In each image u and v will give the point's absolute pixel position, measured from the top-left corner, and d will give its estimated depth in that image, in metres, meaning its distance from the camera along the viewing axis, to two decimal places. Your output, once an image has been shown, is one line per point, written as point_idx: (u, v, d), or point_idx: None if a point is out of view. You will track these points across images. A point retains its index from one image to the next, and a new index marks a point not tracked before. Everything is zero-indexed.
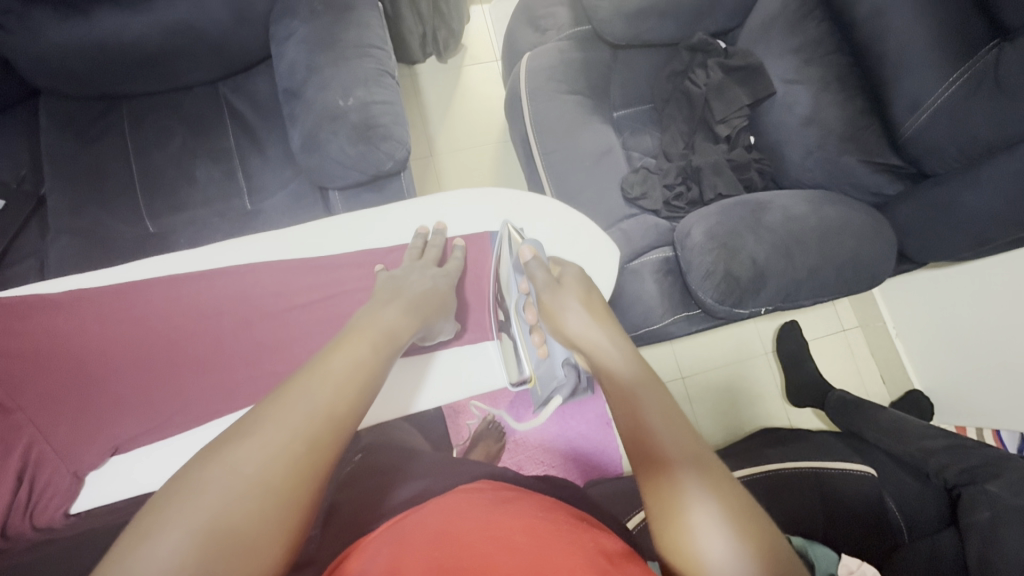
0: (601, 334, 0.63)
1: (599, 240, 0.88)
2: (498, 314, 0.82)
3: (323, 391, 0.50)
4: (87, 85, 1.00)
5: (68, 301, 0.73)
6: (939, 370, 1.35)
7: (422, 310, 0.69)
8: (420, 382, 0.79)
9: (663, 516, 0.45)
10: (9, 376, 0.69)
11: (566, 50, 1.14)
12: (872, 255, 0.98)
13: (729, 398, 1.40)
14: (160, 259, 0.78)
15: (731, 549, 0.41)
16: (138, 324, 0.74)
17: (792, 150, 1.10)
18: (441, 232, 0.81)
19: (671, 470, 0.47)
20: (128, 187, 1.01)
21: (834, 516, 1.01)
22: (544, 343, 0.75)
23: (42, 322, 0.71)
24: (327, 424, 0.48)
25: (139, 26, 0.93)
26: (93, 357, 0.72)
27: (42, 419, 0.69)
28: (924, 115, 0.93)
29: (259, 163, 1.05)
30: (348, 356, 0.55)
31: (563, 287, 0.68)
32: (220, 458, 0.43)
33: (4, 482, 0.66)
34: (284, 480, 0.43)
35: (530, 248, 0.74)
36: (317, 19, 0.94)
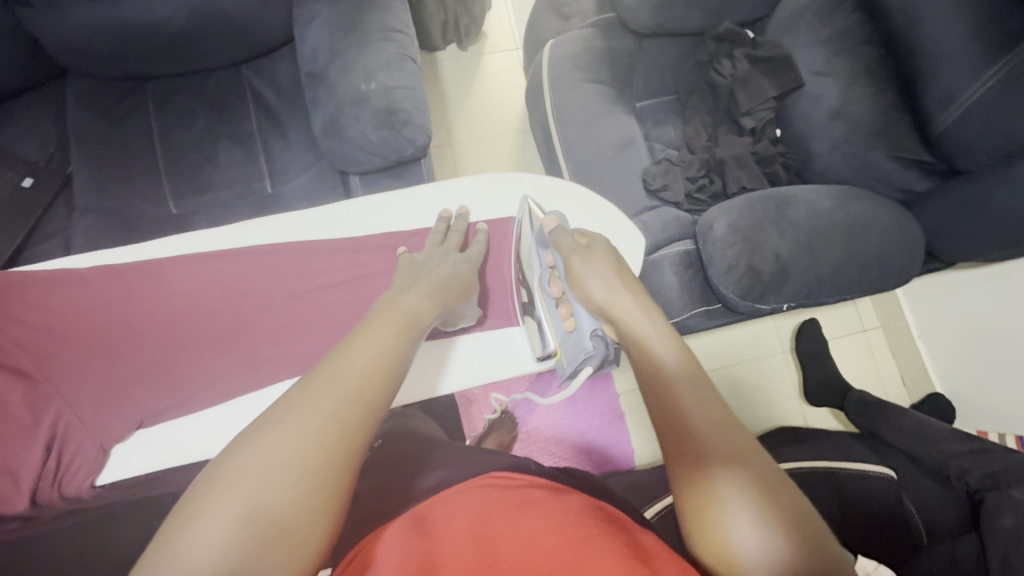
0: (629, 300, 0.66)
1: (625, 228, 0.86)
2: (522, 295, 0.83)
3: (349, 376, 0.50)
4: (112, 66, 1.01)
5: (95, 276, 0.74)
6: (962, 373, 1.32)
7: (444, 294, 0.69)
8: (444, 366, 0.79)
9: (700, 509, 0.46)
10: (38, 346, 0.71)
11: (589, 38, 1.12)
12: (900, 252, 0.96)
13: (745, 395, 1.39)
14: (179, 238, 0.78)
15: (768, 543, 0.42)
16: (164, 301, 0.75)
17: (819, 144, 1.07)
18: (464, 216, 0.81)
19: (710, 463, 0.47)
20: (154, 169, 1.02)
21: (851, 519, 0.99)
22: (570, 316, 0.76)
23: (70, 295, 0.73)
24: (358, 408, 0.48)
25: (165, 6, 0.93)
26: (117, 332, 0.74)
27: (68, 390, 0.71)
28: (957, 111, 0.89)
29: (282, 147, 1.05)
30: (374, 340, 0.55)
31: (592, 253, 0.71)
32: (255, 446, 0.43)
33: (33, 450, 0.68)
34: (321, 468, 0.43)
35: (553, 220, 0.77)
36: (339, 2, 0.93)
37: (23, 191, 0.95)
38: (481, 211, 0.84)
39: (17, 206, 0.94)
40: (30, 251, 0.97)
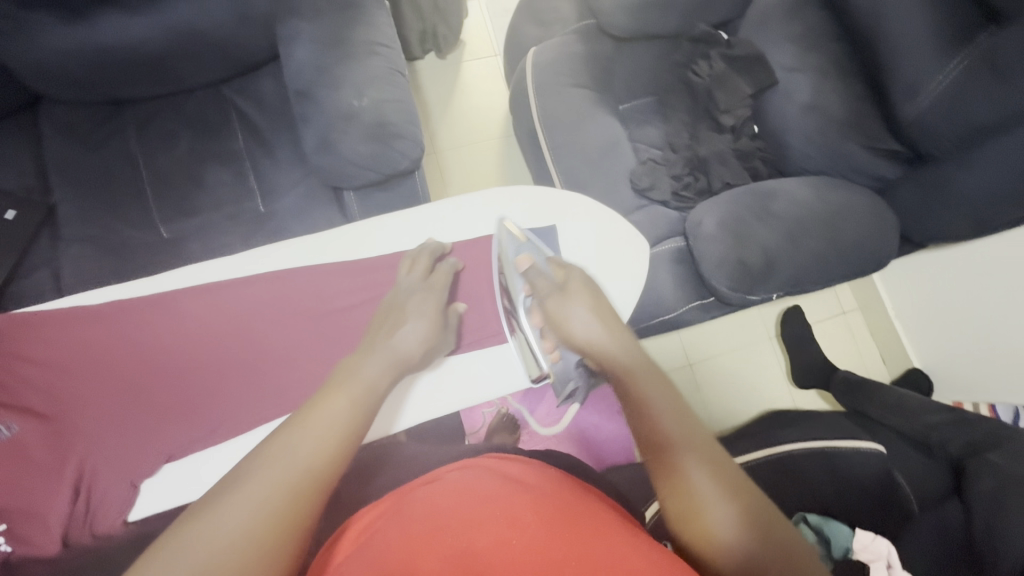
0: (608, 342, 0.66)
1: (627, 233, 0.88)
2: (506, 304, 0.81)
3: (301, 444, 0.51)
4: (90, 90, 0.98)
5: (111, 311, 0.73)
6: (937, 348, 1.39)
7: (413, 341, 0.69)
8: (440, 391, 0.82)
9: (672, 496, 0.52)
10: (56, 387, 0.69)
11: (570, 44, 1.15)
12: (877, 238, 1.01)
13: (736, 382, 1.43)
14: (189, 267, 0.78)
15: (732, 522, 0.48)
16: (183, 331, 0.75)
17: (794, 136, 1.10)
18: (432, 246, 0.79)
19: (677, 458, 0.53)
20: (140, 194, 1.00)
21: (845, 493, 1.04)
22: (555, 349, 0.76)
23: (85, 332, 0.72)
24: (310, 475, 0.49)
25: (143, 29, 0.91)
26: (132, 367, 0.73)
27: (93, 429, 0.69)
28: (924, 100, 0.95)
29: (271, 165, 1.04)
30: (332, 407, 0.56)
31: (567, 292, 0.71)
32: (200, 520, 0.44)
33: (61, 493, 0.66)
34: (275, 536, 0.45)
35: (526, 257, 0.76)
36: (324, 19, 0.93)
37: (5, 225, 0.92)
38: (483, 223, 0.85)
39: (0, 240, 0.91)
40: (16, 285, 0.94)
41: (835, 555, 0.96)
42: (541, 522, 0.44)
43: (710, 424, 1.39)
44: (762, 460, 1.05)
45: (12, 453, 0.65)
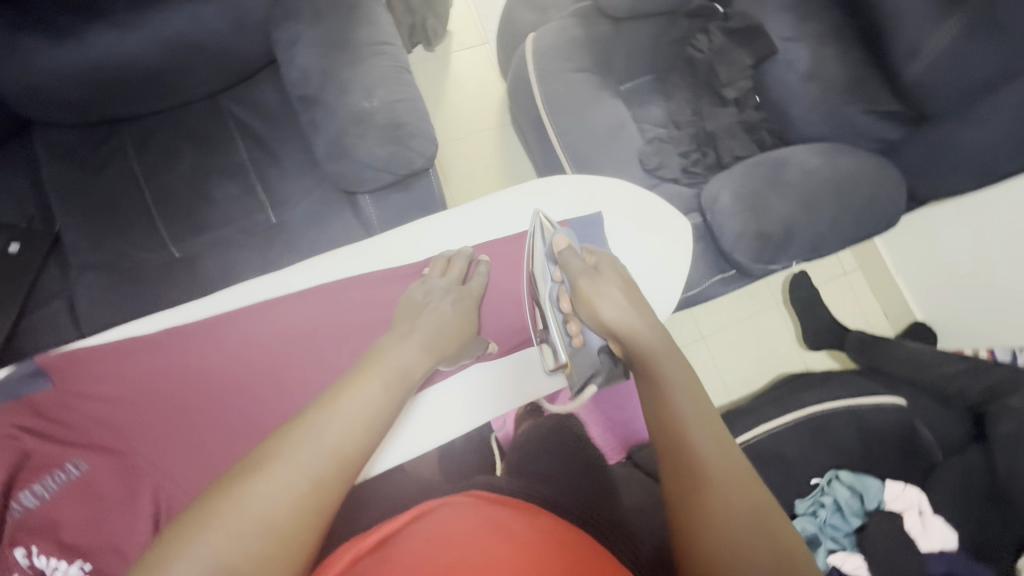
0: (638, 319, 0.66)
1: (668, 215, 0.86)
2: (537, 320, 0.79)
3: (331, 429, 0.50)
4: (84, 112, 0.94)
5: (164, 338, 0.69)
6: (939, 300, 1.43)
7: (445, 340, 0.67)
8: (444, 413, 0.78)
9: (690, 487, 0.52)
10: (115, 420, 0.64)
11: (569, 28, 1.13)
12: (885, 199, 1.04)
13: (751, 351, 1.46)
14: (205, 300, 0.73)
15: (747, 517, 0.49)
16: (239, 351, 0.71)
17: (797, 106, 1.12)
18: (462, 249, 0.77)
19: (695, 451, 0.54)
20: (146, 214, 0.97)
21: (871, 447, 1.09)
22: (579, 333, 0.74)
23: (139, 361, 0.67)
24: (335, 465, 0.48)
25: (137, 43, 0.88)
26: (194, 391, 0.68)
27: (160, 457, 0.65)
28: (925, 60, 0.97)
29: (278, 174, 1.02)
30: (364, 395, 0.54)
31: (600, 274, 0.70)
32: (231, 496, 0.43)
33: (139, 526, 0.60)
34: (296, 527, 0.44)
35: (563, 237, 0.75)
36: (323, 20, 0.91)
37: (11, 258, 0.89)
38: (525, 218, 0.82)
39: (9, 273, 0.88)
40: (29, 319, 0.91)
41: (867, 508, 1.02)
42: (546, 558, 0.45)
43: (728, 393, 1.42)
44: (791, 424, 1.09)
45: (82, 489, 0.59)
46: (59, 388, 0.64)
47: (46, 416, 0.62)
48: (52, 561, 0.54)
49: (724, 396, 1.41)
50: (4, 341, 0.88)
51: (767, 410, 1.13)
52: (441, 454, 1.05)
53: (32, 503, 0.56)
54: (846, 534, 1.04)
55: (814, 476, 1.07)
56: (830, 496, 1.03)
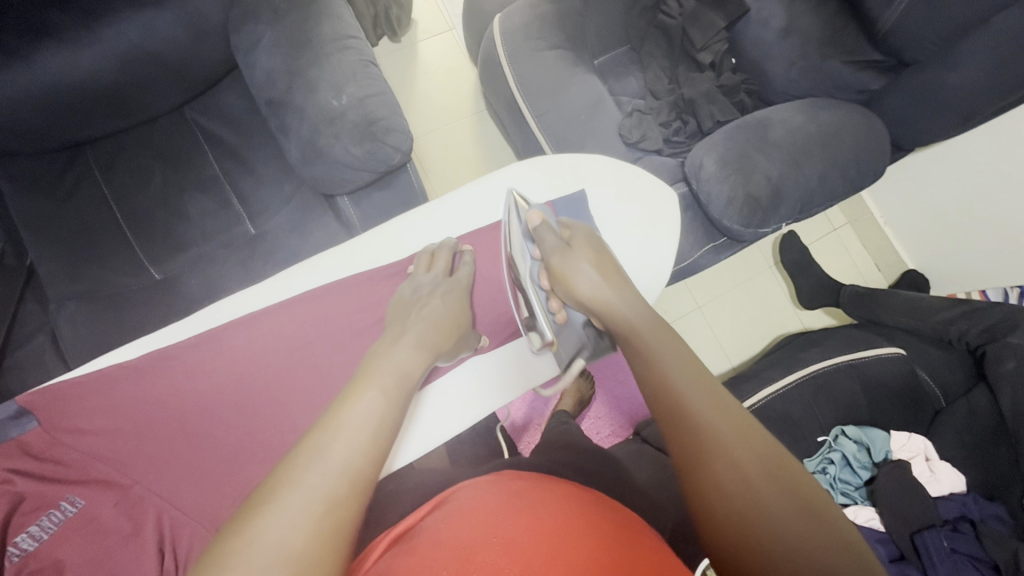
0: (614, 293, 0.66)
1: (654, 187, 0.85)
2: (522, 308, 0.77)
3: (336, 449, 0.48)
4: (45, 139, 0.91)
5: (150, 364, 0.66)
6: (930, 248, 1.43)
7: (436, 338, 0.66)
8: (451, 408, 0.77)
9: (694, 453, 0.51)
10: (112, 453, 0.63)
11: (537, 4, 1.11)
12: (870, 151, 1.03)
13: (747, 316, 1.46)
14: (184, 321, 0.69)
15: (756, 471, 0.48)
16: (231, 370, 0.69)
17: (775, 65, 1.11)
18: (446, 241, 0.75)
19: (692, 414, 0.53)
20: (120, 238, 0.94)
21: (874, 399, 1.10)
22: (561, 309, 0.74)
23: (127, 392, 0.65)
24: (346, 484, 0.46)
25: (90, 61, 0.84)
26: (193, 414, 0.67)
27: (161, 486, 0.64)
28: (901, 5, 0.96)
29: (252, 184, 0.99)
30: (364, 409, 0.53)
31: (573, 249, 0.69)
32: (248, 534, 0.41)
33: (146, 558, 0.59)
34: (317, 552, 0.42)
35: (538, 213, 0.73)
36: (282, 18, 0.88)
37: None
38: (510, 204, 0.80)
39: None
40: (14, 356, 0.89)
41: (876, 460, 1.03)
42: (569, 523, 0.45)
43: (728, 359, 1.42)
44: (793, 384, 1.09)
45: (85, 525, 0.58)
46: (47, 426, 0.61)
47: (36, 456, 0.60)
48: None
49: (725, 362, 1.41)
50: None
51: (769, 372, 1.14)
52: (448, 449, 1.05)
53: (31, 546, 0.55)
54: (857, 487, 1.05)
55: (821, 433, 1.08)
56: (839, 452, 1.04)
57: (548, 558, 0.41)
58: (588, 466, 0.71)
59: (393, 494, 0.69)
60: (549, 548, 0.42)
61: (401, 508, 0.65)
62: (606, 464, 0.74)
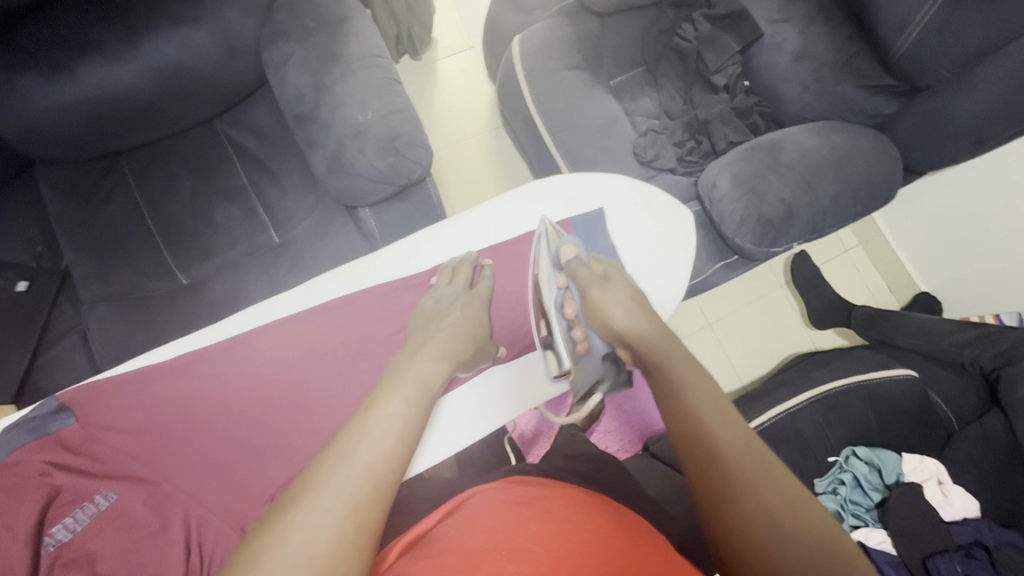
0: (648, 325, 0.67)
1: (669, 204, 0.87)
2: (542, 329, 0.79)
3: (359, 452, 0.50)
4: (84, 147, 0.95)
5: (182, 364, 0.69)
6: (943, 271, 1.43)
7: (456, 349, 0.67)
8: (468, 417, 0.78)
9: (720, 483, 0.51)
10: (144, 449, 0.64)
11: (556, 27, 1.14)
12: (882, 173, 1.04)
13: (758, 334, 1.46)
14: (218, 323, 0.73)
15: (781, 504, 0.48)
16: (257, 373, 0.71)
17: (789, 87, 1.13)
18: (468, 255, 0.77)
19: (717, 443, 0.54)
20: (150, 243, 0.98)
21: (886, 420, 1.10)
22: (584, 339, 0.75)
23: (162, 390, 0.67)
24: (369, 487, 0.48)
25: (130, 74, 0.88)
26: (221, 413, 0.69)
27: (189, 483, 0.65)
28: (913, 33, 0.98)
29: (277, 194, 1.02)
30: (387, 416, 0.54)
31: (610, 284, 0.71)
32: (278, 535, 0.43)
33: (173, 552, 0.60)
34: (344, 554, 0.44)
35: (570, 247, 0.75)
36: (312, 37, 0.92)
37: (22, 296, 0.90)
38: (532, 218, 0.83)
39: (21, 312, 0.90)
40: (45, 355, 0.93)
41: (887, 482, 1.03)
42: (586, 531, 0.47)
43: (738, 378, 1.42)
44: (805, 403, 1.09)
45: (116, 519, 0.60)
46: (83, 421, 0.63)
47: (73, 450, 0.62)
48: None
49: (736, 381, 1.41)
50: (21, 379, 0.89)
51: (781, 391, 1.14)
52: (459, 459, 1.06)
53: (66, 537, 0.57)
54: (868, 509, 1.04)
55: (831, 453, 1.08)
56: (850, 473, 1.04)
57: (556, 555, 0.43)
58: (599, 477, 0.72)
59: (408, 500, 0.70)
60: (569, 553, 0.43)
61: (416, 514, 0.67)
62: (617, 477, 0.74)
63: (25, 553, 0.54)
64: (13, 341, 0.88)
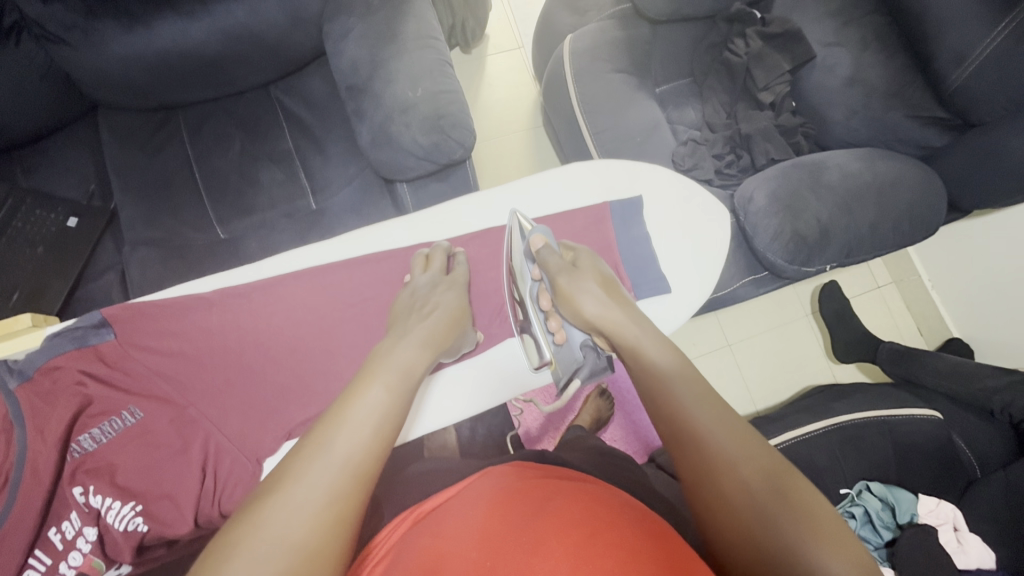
0: (620, 313, 0.66)
1: (708, 206, 0.86)
2: (518, 313, 0.79)
3: (339, 444, 0.49)
4: (146, 97, 1.00)
5: (221, 298, 0.70)
6: (978, 318, 1.39)
7: (438, 339, 0.66)
8: (484, 385, 0.80)
9: (722, 504, 0.48)
10: (174, 375, 0.67)
11: (608, 29, 1.16)
12: (927, 206, 1.02)
13: (777, 360, 1.44)
14: (256, 266, 0.75)
15: (792, 523, 0.44)
16: (290, 316, 0.73)
17: (837, 111, 1.12)
18: (439, 244, 0.76)
19: (712, 457, 0.51)
20: (195, 195, 1.02)
21: (904, 458, 1.07)
22: (561, 328, 0.74)
23: (197, 320, 0.68)
24: (348, 477, 0.48)
25: (197, 32, 0.92)
26: (251, 349, 0.71)
27: (212, 411, 0.68)
28: (971, 66, 0.96)
29: (321, 162, 1.05)
30: (367, 405, 0.54)
31: (579, 271, 0.70)
32: (253, 525, 0.43)
33: (190, 476, 0.64)
34: (319, 544, 0.43)
35: (540, 236, 0.74)
36: (374, 14, 0.95)
37: (71, 230, 0.95)
38: (570, 200, 0.83)
39: (68, 244, 0.94)
40: (84, 289, 0.97)
41: (900, 521, 0.99)
42: (578, 504, 0.48)
43: (752, 402, 1.39)
44: (820, 431, 1.07)
45: (139, 436, 0.64)
46: (122, 339, 0.65)
47: (108, 364, 0.64)
48: (109, 500, 0.61)
49: (750, 405, 1.38)
50: (60, 307, 0.93)
51: (797, 417, 1.11)
52: (464, 443, 1.06)
53: (91, 447, 0.62)
54: (876, 547, 1.01)
55: (844, 484, 1.05)
56: (861, 507, 1.01)
57: (579, 558, 0.40)
58: (603, 468, 0.72)
59: (413, 468, 0.71)
60: (566, 520, 0.45)
61: (418, 479, 0.67)
62: (622, 472, 0.73)
63: (53, 456, 0.59)
64: (58, 270, 0.93)
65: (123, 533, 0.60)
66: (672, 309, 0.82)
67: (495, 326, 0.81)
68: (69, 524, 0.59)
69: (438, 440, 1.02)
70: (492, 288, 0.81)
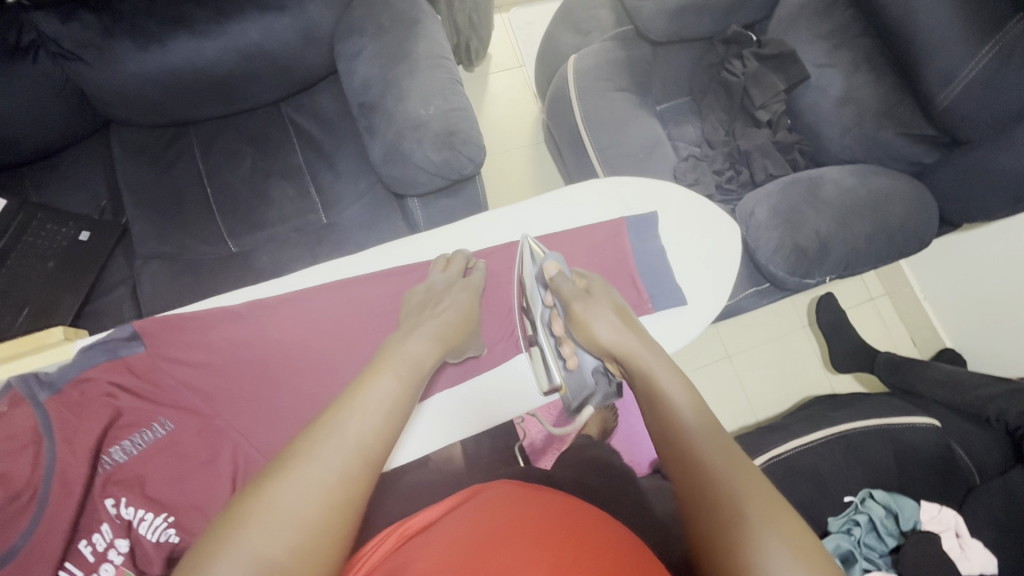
0: (633, 337, 0.68)
1: (716, 218, 0.89)
2: (527, 327, 0.81)
3: (351, 425, 0.50)
4: (159, 113, 1.02)
5: (249, 311, 0.72)
6: (970, 328, 1.42)
7: (447, 335, 0.68)
8: (479, 404, 0.80)
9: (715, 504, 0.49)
10: (202, 386, 0.68)
11: (610, 50, 1.20)
12: (922, 220, 1.06)
13: (777, 370, 1.46)
14: (281, 279, 0.76)
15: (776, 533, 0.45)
16: (314, 325, 0.74)
17: (831, 130, 1.17)
18: (462, 252, 0.78)
19: (706, 465, 0.53)
20: (207, 209, 1.03)
21: (905, 466, 1.09)
22: (574, 354, 0.76)
23: (225, 332, 0.70)
24: (360, 459, 0.48)
25: (212, 51, 0.94)
26: (277, 360, 0.72)
27: (239, 421, 0.69)
28: (958, 86, 0.99)
29: (331, 177, 1.07)
30: (378, 392, 0.54)
31: (593, 298, 0.72)
32: (265, 498, 0.44)
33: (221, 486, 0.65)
34: (329, 520, 0.44)
35: (554, 262, 0.75)
36: (385, 34, 0.97)
37: (82, 244, 0.96)
38: (584, 215, 0.86)
39: (80, 259, 0.95)
40: (95, 302, 0.98)
41: (903, 529, 1.01)
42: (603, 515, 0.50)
43: (754, 413, 1.41)
44: (823, 440, 1.08)
45: (169, 447, 0.64)
46: (151, 350, 0.66)
47: (137, 375, 0.66)
48: (140, 511, 0.60)
49: (751, 416, 1.40)
50: (71, 321, 0.93)
51: (800, 426, 1.13)
52: (473, 455, 1.06)
53: (121, 458, 0.62)
54: (881, 555, 1.02)
55: (847, 493, 1.06)
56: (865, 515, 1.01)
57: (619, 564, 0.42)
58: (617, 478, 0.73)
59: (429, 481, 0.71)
60: (596, 528, 0.47)
61: None
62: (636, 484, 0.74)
63: (83, 468, 0.58)
64: (69, 285, 0.93)
65: (156, 544, 0.60)
66: (688, 317, 0.84)
67: (509, 339, 0.82)
68: (99, 537, 0.58)
69: (448, 452, 1.02)
70: (511, 301, 0.83)
